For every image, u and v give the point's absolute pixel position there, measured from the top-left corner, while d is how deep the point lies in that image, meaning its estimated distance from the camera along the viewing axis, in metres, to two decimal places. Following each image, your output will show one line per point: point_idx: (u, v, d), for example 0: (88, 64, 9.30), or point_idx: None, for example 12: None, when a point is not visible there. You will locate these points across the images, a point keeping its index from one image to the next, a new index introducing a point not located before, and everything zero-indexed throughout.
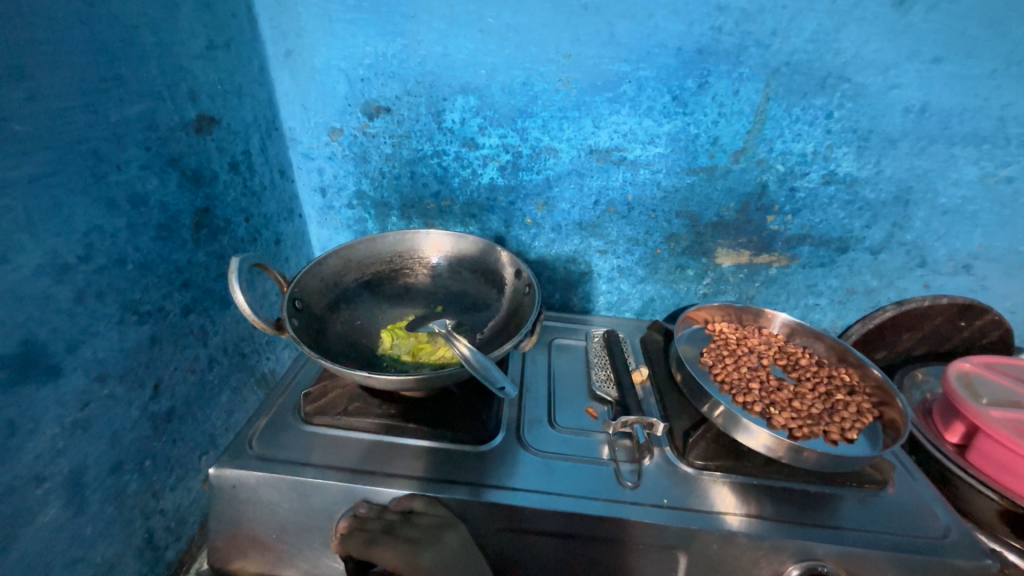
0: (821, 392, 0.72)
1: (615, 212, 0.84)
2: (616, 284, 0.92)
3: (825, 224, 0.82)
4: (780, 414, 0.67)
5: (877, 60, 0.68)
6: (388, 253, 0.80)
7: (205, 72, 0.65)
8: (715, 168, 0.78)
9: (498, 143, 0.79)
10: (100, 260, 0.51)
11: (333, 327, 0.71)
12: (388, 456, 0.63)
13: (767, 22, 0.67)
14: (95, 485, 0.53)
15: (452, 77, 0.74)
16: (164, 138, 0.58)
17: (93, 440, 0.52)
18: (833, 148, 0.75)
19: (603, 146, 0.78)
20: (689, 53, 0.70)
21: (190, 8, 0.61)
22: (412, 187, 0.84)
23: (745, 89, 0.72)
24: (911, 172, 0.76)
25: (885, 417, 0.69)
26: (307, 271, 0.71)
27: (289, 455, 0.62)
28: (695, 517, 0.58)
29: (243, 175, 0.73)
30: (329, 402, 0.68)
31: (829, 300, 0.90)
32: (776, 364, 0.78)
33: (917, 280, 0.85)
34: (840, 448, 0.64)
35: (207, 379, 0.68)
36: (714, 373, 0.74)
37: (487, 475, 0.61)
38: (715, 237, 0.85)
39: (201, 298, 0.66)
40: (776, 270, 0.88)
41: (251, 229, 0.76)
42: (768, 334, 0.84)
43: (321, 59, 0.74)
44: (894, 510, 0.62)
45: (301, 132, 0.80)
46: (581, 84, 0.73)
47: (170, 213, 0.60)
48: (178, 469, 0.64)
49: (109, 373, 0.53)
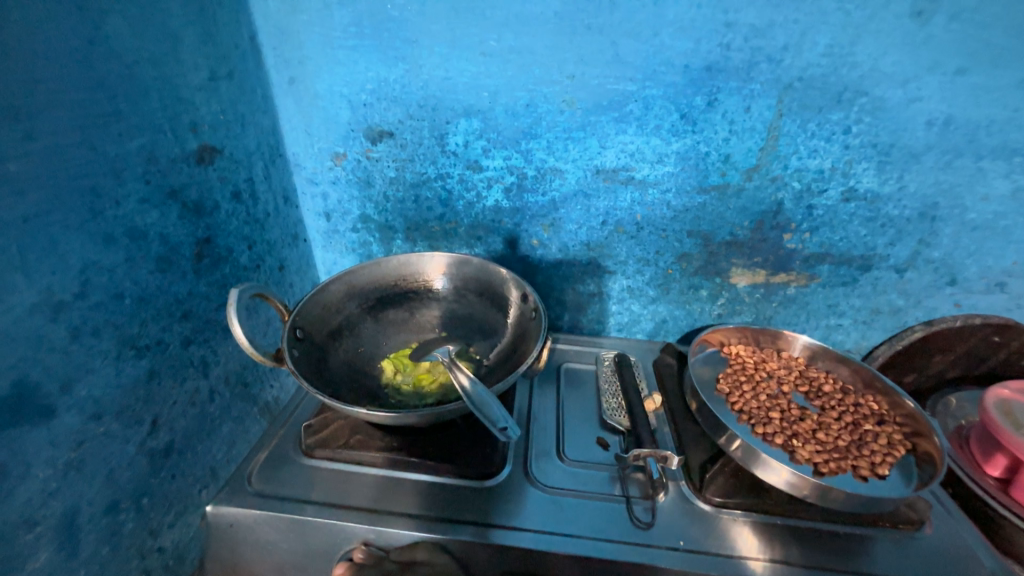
0: (846, 423, 0.68)
1: (623, 232, 0.81)
2: (626, 305, 0.89)
3: (845, 242, 0.78)
4: (803, 447, 0.63)
5: (896, 73, 0.65)
6: (393, 277, 0.79)
7: (207, 103, 0.65)
8: (727, 187, 0.75)
9: (502, 165, 0.77)
10: (96, 296, 0.50)
11: (335, 356, 0.70)
12: (391, 493, 0.60)
13: (778, 37, 0.65)
14: (88, 526, 0.51)
15: (455, 100, 0.73)
16: (165, 170, 0.58)
17: (87, 480, 0.50)
18: (852, 163, 0.71)
19: (610, 166, 0.76)
20: (697, 71, 0.68)
21: (191, 40, 0.61)
22: (416, 210, 0.83)
23: (756, 106, 0.69)
24: (937, 187, 0.72)
25: (918, 450, 0.65)
26: (309, 299, 0.70)
27: (288, 491, 0.60)
28: (714, 562, 0.54)
29: (246, 203, 0.72)
30: (330, 434, 0.66)
31: (852, 320, 0.85)
32: (798, 391, 0.74)
33: (947, 299, 0.81)
34: (871, 486, 0.60)
35: (207, 411, 0.66)
36: (731, 402, 0.71)
37: (492, 514, 0.58)
38: (729, 257, 0.82)
39: (203, 328, 0.65)
40: (795, 289, 0.84)
41: (253, 257, 0.75)
42: (788, 357, 0.80)
43: (324, 86, 0.74)
44: (933, 554, 0.57)
45: (305, 158, 0.80)
46: (585, 104, 0.72)
47: (170, 245, 0.59)
48: (178, 505, 0.62)
49: (104, 411, 0.52)
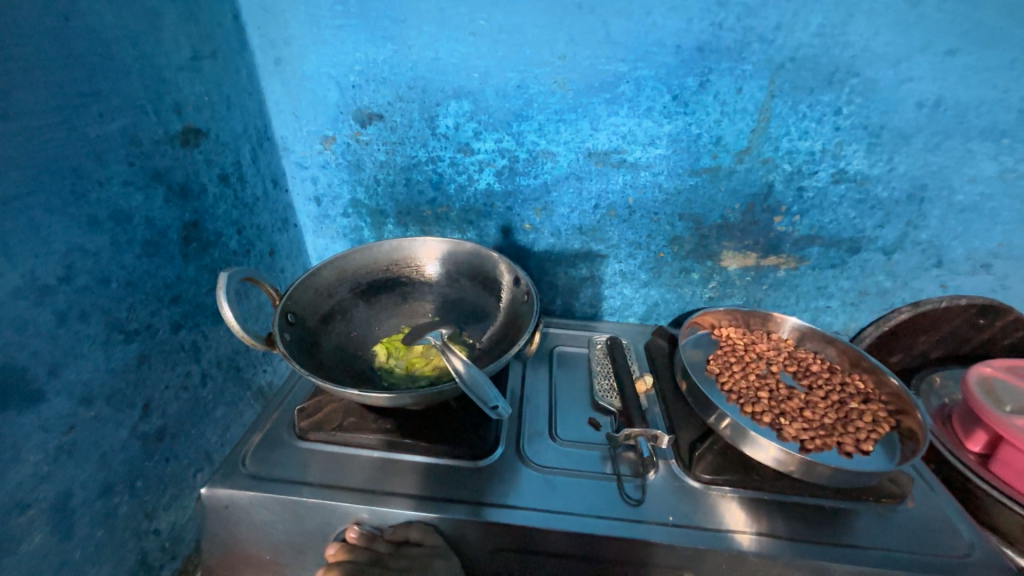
0: (833, 401, 0.69)
1: (615, 216, 0.82)
2: (618, 289, 0.90)
3: (835, 224, 0.79)
4: (790, 425, 0.65)
5: (887, 53, 0.65)
6: (385, 262, 0.79)
7: (191, 84, 0.63)
8: (719, 169, 0.75)
9: (493, 148, 0.77)
10: (82, 280, 0.49)
11: (328, 340, 0.70)
12: (385, 473, 0.61)
13: (771, 17, 0.64)
14: (82, 509, 0.51)
15: (445, 82, 0.72)
16: (149, 152, 0.57)
17: (79, 464, 0.50)
18: (843, 145, 0.72)
19: (602, 149, 0.75)
20: (689, 51, 0.67)
21: (172, 18, 0.60)
22: (407, 195, 0.82)
23: (748, 87, 0.69)
24: (926, 169, 0.72)
25: (901, 427, 0.66)
26: (300, 283, 0.70)
27: (283, 473, 0.60)
28: (703, 536, 0.56)
29: (234, 187, 0.71)
30: (324, 417, 0.66)
31: (841, 302, 0.87)
32: (786, 371, 0.75)
33: (934, 281, 0.82)
34: (855, 461, 0.61)
35: (200, 396, 0.66)
36: (720, 382, 0.72)
37: (486, 492, 0.59)
38: (720, 240, 0.83)
39: (193, 313, 0.64)
40: (785, 272, 0.85)
41: (243, 241, 0.74)
42: (777, 339, 0.81)
43: (311, 67, 0.73)
44: (914, 526, 0.59)
45: (293, 141, 0.79)
46: (577, 86, 0.71)
47: (157, 229, 0.58)
48: (173, 488, 0.62)
49: (95, 395, 0.52)
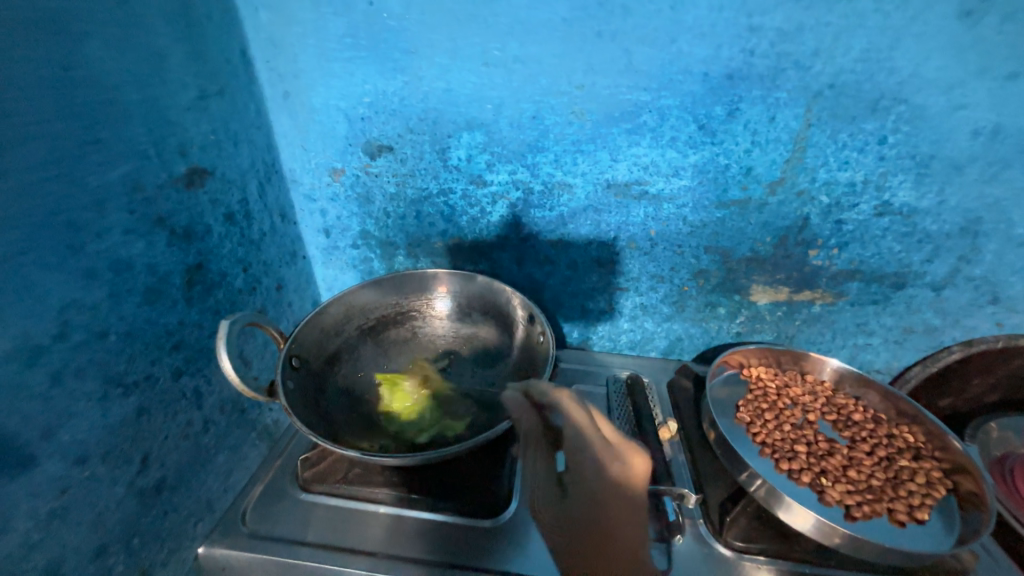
0: (879, 458, 0.63)
1: (636, 248, 0.77)
2: (639, 323, 0.85)
3: (877, 258, 0.72)
4: (832, 487, 0.59)
5: (938, 79, 0.59)
6: (393, 297, 0.76)
7: (197, 123, 0.62)
8: (749, 201, 0.70)
9: (507, 180, 0.73)
10: (77, 336, 0.47)
11: (333, 383, 0.68)
12: (391, 533, 0.57)
13: (808, 42, 0.59)
14: (75, 574, 0.49)
15: (456, 113, 0.69)
16: (151, 197, 0.55)
17: (72, 528, 0.48)
18: (887, 176, 0.66)
19: (622, 180, 0.71)
20: (717, 79, 0.63)
21: (178, 58, 0.58)
22: (418, 227, 0.80)
23: (782, 115, 0.64)
24: (981, 202, 0.66)
25: (959, 491, 0.60)
26: (306, 323, 0.67)
27: (283, 531, 0.58)
28: None
29: (241, 225, 0.69)
30: (329, 467, 0.63)
31: (883, 340, 0.80)
32: (824, 420, 0.69)
33: (988, 318, 0.75)
34: (908, 533, 0.55)
35: (202, 442, 0.64)
36: (752, 432, 0.66)
37: (498, 559, 0.55)
38: (750, 274, 0.77)
39: (196, 358, 0.62)
40: (820, 308, 0.79)
41: (249, 279, 0.72)
42: (813, 381, 0.75)
43: (320, 99, 0.70)
44: None
45: (302, 174, 0.77)
46: (596, 116, 0.67)
47: (158, 275, 0.56)
48: (171, 541, 0.59)
49: (89, 454, 0.49)
